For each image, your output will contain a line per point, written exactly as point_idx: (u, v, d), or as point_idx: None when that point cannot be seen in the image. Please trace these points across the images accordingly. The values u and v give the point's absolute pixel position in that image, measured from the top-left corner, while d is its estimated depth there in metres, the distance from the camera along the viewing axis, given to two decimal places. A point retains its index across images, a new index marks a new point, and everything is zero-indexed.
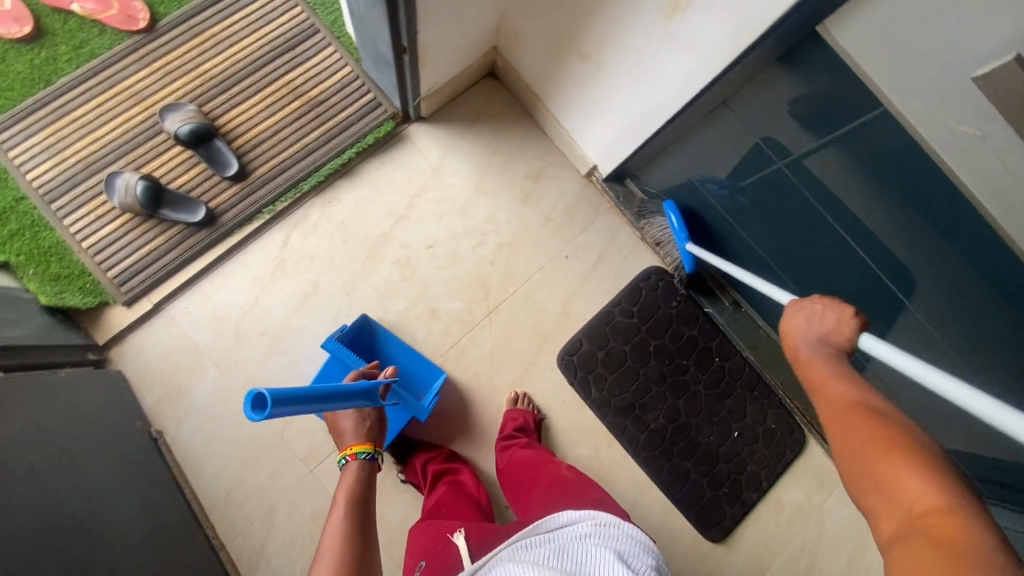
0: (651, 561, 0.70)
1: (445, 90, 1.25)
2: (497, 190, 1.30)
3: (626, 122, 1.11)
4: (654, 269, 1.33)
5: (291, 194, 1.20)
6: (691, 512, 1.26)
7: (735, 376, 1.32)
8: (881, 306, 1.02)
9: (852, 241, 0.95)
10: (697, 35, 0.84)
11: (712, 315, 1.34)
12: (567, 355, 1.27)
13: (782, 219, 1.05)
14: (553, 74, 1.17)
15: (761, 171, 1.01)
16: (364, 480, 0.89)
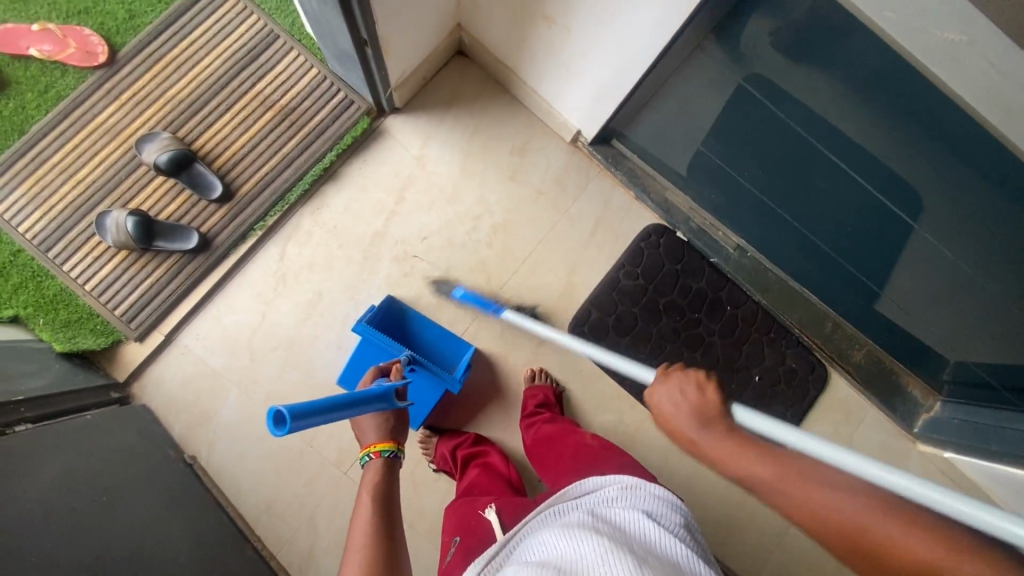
0: (682, 521, 0.66)
1: (415, 76, 1.23)
2: (484, 171, 1.28)
3: (603, 82, 1.08)
4: (655, 226, 1.32)
5: (278, 206, 1.20)
6: None
7: (749, 322, 1.31)
8: (889, 232, 1.00)
9: (851, 170, 0.94)
10: None
11: (718, 264, 1.32)
12: (578, 325, 1.27)
13: (778, 158, 1.03)
14: (521, 43, 1.13)
15: (750, 113, 0.98)
16: (390, 479, 0.80)
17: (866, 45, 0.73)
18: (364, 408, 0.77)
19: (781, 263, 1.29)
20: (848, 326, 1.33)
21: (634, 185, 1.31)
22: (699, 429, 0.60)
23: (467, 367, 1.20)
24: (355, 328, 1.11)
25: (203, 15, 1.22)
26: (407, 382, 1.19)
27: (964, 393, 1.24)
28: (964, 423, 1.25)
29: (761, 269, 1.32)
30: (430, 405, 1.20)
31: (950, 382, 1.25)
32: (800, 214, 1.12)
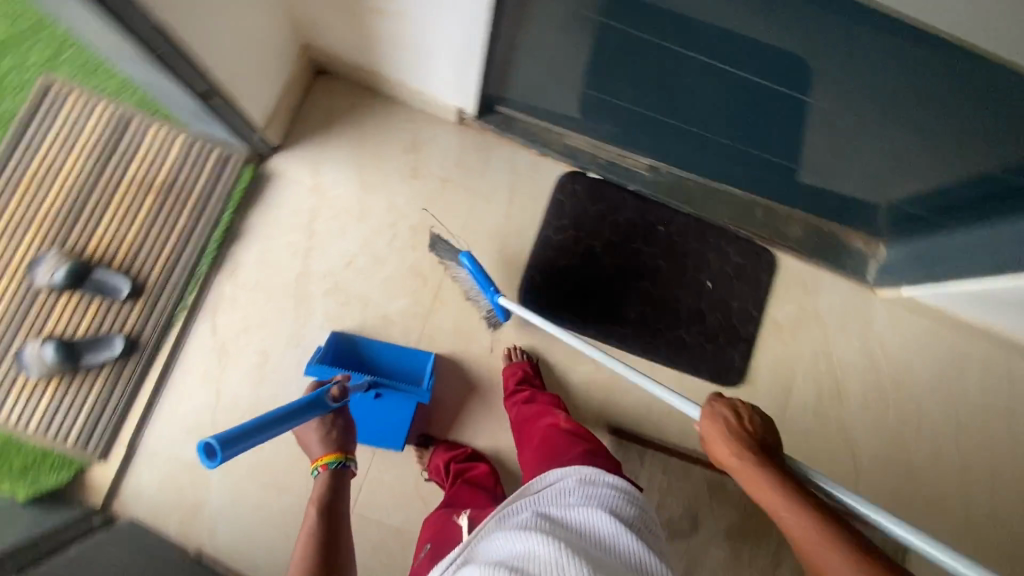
0: (630, 506, 0.79)
1: (282, 110, 1.20)
2: (384, 179, 1.26)
3: (455, 54, 1.05)
4: (569, 174, 1.32)
5: (193, 283, 1.17)
6: (702, 369, 1.30)
7: (685, 234, 1.33)
8: (780, 108, 1.00)
9: (720, 63, 0.94)
10: None
11: (637, 191, 1.33)
12: (526, 294, 1.27)
13: (654, 73, 1.03)
14: (369, 42, 1.11)
15: (610, 37, 0.98)
16: (338, 488, 0.89)
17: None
18: (302, 417, 0.82)
19: (695, 169, 1.30)
20: (777, 206, 1.36)
21: (534, 142, 1.30)
22: (721, 442, 0.78)
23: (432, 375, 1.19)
24: (307, 369, 1.08)
25: (48, 121, 1.17)
26: (378, 405, 1.18)
27: (902, 229, 1.28)
28: (909, 256, 1.30)
29: (680, 181, 1.34)
30: (409, 420, 1.19)
31: (886, 225, 1.29)
32: (692, 117, 1.12)
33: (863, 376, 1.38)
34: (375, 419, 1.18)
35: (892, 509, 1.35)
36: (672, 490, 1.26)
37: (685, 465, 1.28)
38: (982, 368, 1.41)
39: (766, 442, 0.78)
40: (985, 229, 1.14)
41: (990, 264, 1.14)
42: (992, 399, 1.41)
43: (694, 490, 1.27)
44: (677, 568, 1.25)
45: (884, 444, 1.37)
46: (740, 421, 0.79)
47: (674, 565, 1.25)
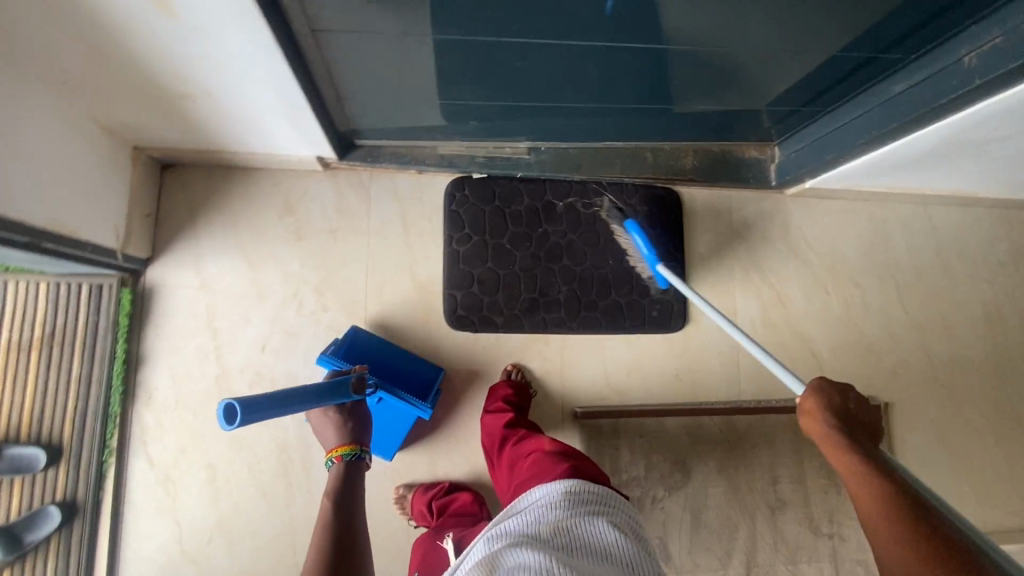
0: (616, 515, 0.84)
1: (138, 220, 1.13)
2: (271, 252, 1.21)
3: (283, 113, 0.98)
4: (455, 182, 1.29)
5: (112, 424, 1.11)
6: (645, 325, 1.31)
7: (585, 202, 1.32)
8: (626, 60, 0.94)
9: (548, 42, 0.86)
10: (208, 19, 0.71)
11: (526, 177, 1.31)
12: (452, 314, 1.25)
13: (489, 72, 0.95)
14: (192, 127, 1.03)
15: (427, 55, 0.89)
16: (350, 480, 0.94)
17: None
18: (326, 402, 0.89)
19: (574, 138, 1.27)
20: (663, 144, 1.34)
21: (408, 163, 1.25)
22: (812, 414, 0.77)
23: (436, 390, 1.19)
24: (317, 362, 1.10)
25: None
26: (380, 408, 1.17)
27: (787, 127, 1.27)
28: (799, 152, 1.30)
29: (563, 152, 1.31)
30: (403, 434, 1.19)
31: (773, 126, 1.27)
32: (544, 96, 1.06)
33: (797, 275, 1.40)
34: (381, 422, 1.18)
35: (863, 389, 1.39)
36: (654, 448, 1.28)
37: (659, 420, 1.29)
38: (902, 229, 1.44)
39: (859, 418, 0.76)
40: (854, 107, 1.13)
41: (854, 144, 1.14)
42: (920, 255, 1.45)
43: (674, 440, 1.28)
44: (683, 518, 1.26)
45: (837, 331, 1.39)
46: (841, 399, 0.77)
47: (679, 516, 1.26)
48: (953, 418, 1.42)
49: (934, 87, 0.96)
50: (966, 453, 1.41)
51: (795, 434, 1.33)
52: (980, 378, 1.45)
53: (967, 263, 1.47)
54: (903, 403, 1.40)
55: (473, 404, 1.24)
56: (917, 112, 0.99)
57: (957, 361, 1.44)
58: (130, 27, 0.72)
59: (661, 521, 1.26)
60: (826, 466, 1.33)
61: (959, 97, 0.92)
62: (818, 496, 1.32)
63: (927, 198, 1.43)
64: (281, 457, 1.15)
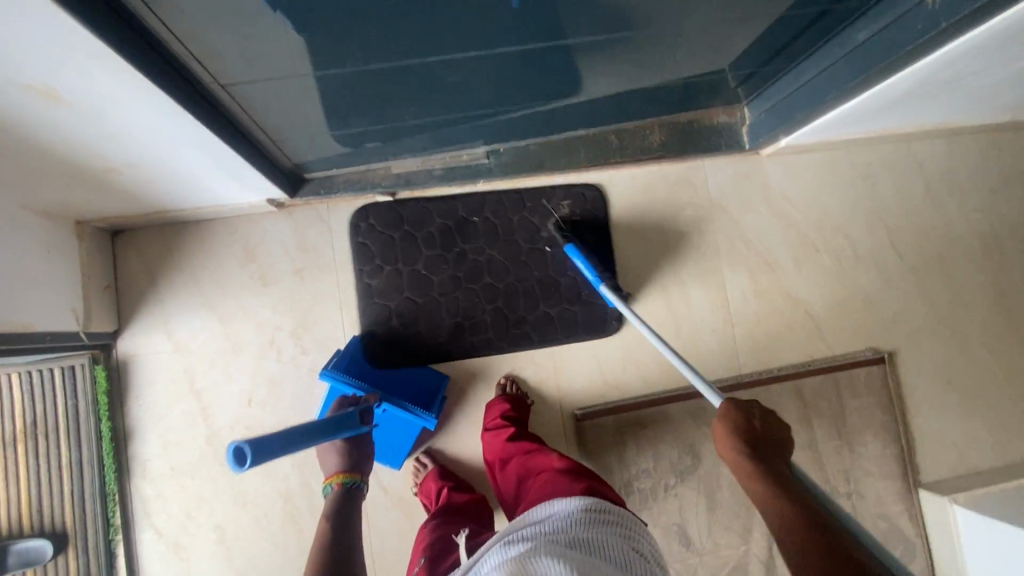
0: (632, 538, 0.80)
1: (96, 296, 1.09)
2: (239, 303, 1.17)
3: (218, 167, 0.93)
4: (360, 212, 1.21)
5: (112, 503, 1.10)
6: (579, 332, 1.25)
7: (501, 211, 1.25)
8: (570, 54, 0.88)
9: (482, 51, 0.80)
10: (103, 96, 0.65)
11: (432, 196, 1.24)
12: (372, 350, 1.18)
13: (427, 89, 0.89)
14: (128, 194, 0.98)
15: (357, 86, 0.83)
16: (348, 506, 0.92)
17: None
18: (331, 436, 0.85)
19: (531, 134, 1.21)
20: (627, 125, 1.27)
21: (362, 188, 1.20)
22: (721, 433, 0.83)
23: (439, 399, 1.18)
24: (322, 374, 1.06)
25: None
26: (384, 419, 1.16)
27: (752, 88, 1.20)
28: (768, 112, 1.23)
29: (522, 151, 1.25)
30: (409, 444, 1.18)
31: (737, 88, 1.19)
32: (490, 102, 1.00)
33: (783, 237, 1.34)
34: (386, 432, 1.17)
35: (864, 342, 1.35)
36: (661, 437, 1.25)
37: (661, 408, 1.26)
38: (886, 172, 1.38)
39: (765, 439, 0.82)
40: (818, 60, 1.06)
41: (825, 99, 1.07)
42: (908, 194, 1.39)
43: (679, 425, 1.26)
44: (698, 501, 1.25)
45: (832, 288, 1.35)
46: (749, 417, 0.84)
47: (695, 500, 1.25)
48: (961, 356, 1.38)
49: (899, 32, 0.89)
50: (977, 389, 1.38)
51: (801, 400, 1.30)
52: (984, 311, 1.40)
53: (958, 195, 1.41)
54: (908, 350, 1.36)
55: (471, 422, 1.22)
56: (886, 61, 0.92)
57: (959, 299, 1.40)
58: (23, 117, 0.67)
59: (676, 507, 1.25)
60: (836, 426, 1.31)
61: (928, 41, 0.85)
62: (831, 457, 1.30)
63: (909, 135, 1.36)
64: (286, 508, 1.14)
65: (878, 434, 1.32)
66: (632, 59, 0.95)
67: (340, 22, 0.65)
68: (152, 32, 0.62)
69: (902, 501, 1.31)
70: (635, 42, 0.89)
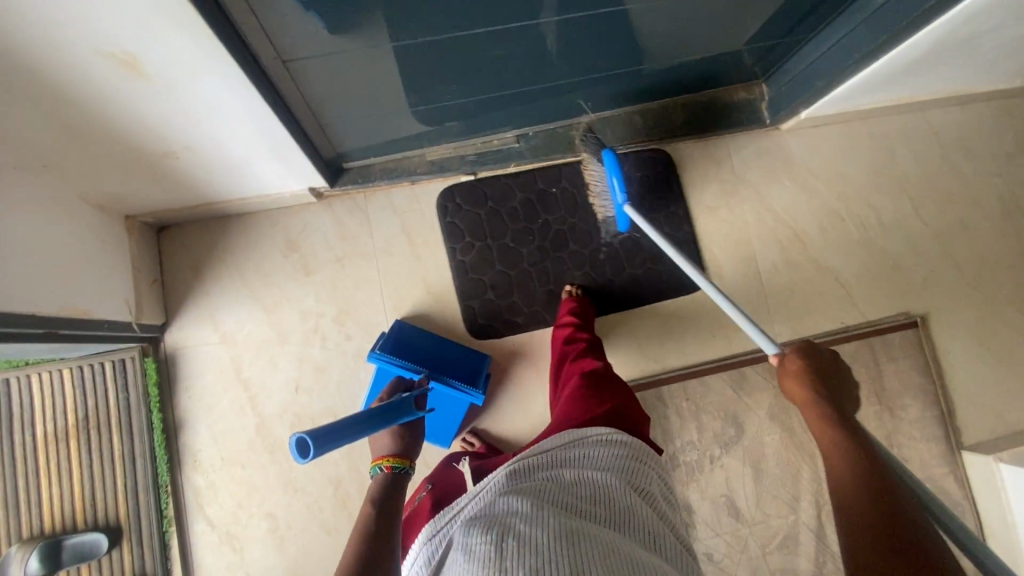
0: (643, 472, 0.78)
1: (145, 288, 1.11)
2: (282, 293, 1.19)
3: (269, 151, 0.96)
4: (450, 186, 1.26)
5: (165, 495, 1.10)
6: (668, 291, 1.28)
7: (578, 178, 1.28)
8: (606, 24, 0.91)
9: (526, 22, 0.83)
10: (179, 66, 0.68)
11: (458, 183, 1.26)
12: (472, 323, 1.23)
13: (471, 65, 0.92)
14: (182, 183, 1.01)
15: (407, 63, 0.86)
16: (395, 490, 0.88)
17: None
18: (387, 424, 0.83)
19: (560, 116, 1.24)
20: (650, 104, 1.31)
21: (399, 175, 1.23)
22: (800, 379, 0.81)
23: (485, 377, 1.19)
24: (371, 356, 1.08)
25: None
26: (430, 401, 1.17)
27: (772, 61, 1.24)
28: (788, 84, 1.27)
29: (552, 132, 1.28)
30: (457, 421, 1.20)
31: (756, 63, 1.24)
32: (527, 79, 1.03)
33: (809, 208, 1.37)
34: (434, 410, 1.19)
35: (897, 307, 1.36)
36: (702, 408, 1.26)
37: (701, 379, 1.27)
38: (905, 140, 1.41)
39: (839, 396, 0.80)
40: (838, 28, 1.10)
41: (846, 65, 1.10)
42: (927, 162, 1.42)
43: (720, 396, 1.27)
44: (744, 472, 1.25)
45: (860, 256, 1.37)
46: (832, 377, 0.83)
47: (740, 470, 1.25)
48: (992, 318, 1.39)
49: None
50: (1011, 351, 1.39)
51: None
52: (1012, 273, 1.42)
53: (976, 162, 1.44)
54: (940, 314, 1.38)
55: (513, 400, 1.23)
56: (909, 20, 0.96)
57: (987, 262, 1.41)
58: (102, 91, 0.70)
59: (722, 478, 1.25)
60: (875, 392, 1.32)
61: None
62: (872, 422, 1.31)
63: (924, 104, 1.40)
64: (336, 492, 1.14)
65: (917, 398, 1.32)
66: (662, 29, 0.98)
67: None
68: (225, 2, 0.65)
69: (946, 464, 1.31)
70: (668, 10, 0.92)
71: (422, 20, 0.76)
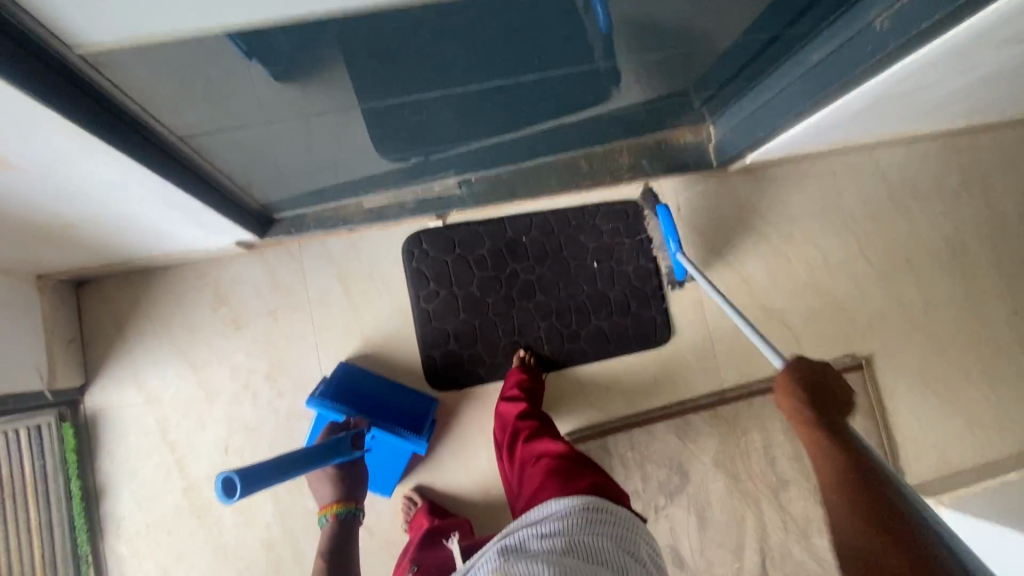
0: (631, 535, 0.79)
1: (61, 351, 1.06)
2: (211, 349, 1.15)
3: (181, 215, 0.92)
4: (415, 235, 1.23)
5: (86, 564, 1.07)
6: (631, 344, 1.28)
7: (547, 226, 1.27)
8: (534, 86, 0.88)
9: (444, 90, 0.80)
10: (53, 157, 0.64)
11: (397, 231, 1.23)
12: (435, 374, 1.20)
13: (394, 126, 0.88)
14: (91, 247, 0.96)
15: (321, 126, 0.83)
16: (343, 538, 0.93)
17: (289, 35, 0.58)
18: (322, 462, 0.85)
19: (502, 162, 1.21)
20: (597, 148, 1.29)
21: (335, 225, 1.19)
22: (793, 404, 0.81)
23: (428, 421, 1.15)
24: (309, 404, 1.05)
25: None
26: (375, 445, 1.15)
27: (717, 106, 1.22)
28: (734, 128, 1.26)
29: (494, 179, 1.26)
30: (400, 466, 1.17)
31: (701, 108, 1.22)
32: (459, 135, 1.00)
33: (756, 250, 1.36)
34: (377, 458, 1.16)
35: (842, 349, 1.37)
36: (647, 458, 1.25)
37: (646, 428, 1.26)
38: (852, 181, 1.41)
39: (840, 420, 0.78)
40: (778, 79, 1.09)
41: (785, 117, 1.09)
42: (874, 202, 1.42)
43: (666, 445, 1.26)
44: (689, 521, 1.25)
45: (806, 298, 1.37)
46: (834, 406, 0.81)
47: (685, 519, 1.25)
48: (935, 357, 1.41)
49: (852, 53, 0.92)
50: (955, 390, 1.40)
51: None
52: (955, 311, 1.43)
53: (922, 200, 1.44)
54: (884, 355, 1.38)
55: (456, 454, 1.20)
56: (841, 81, 0.94)
57: (932, 301, 1.42)
58: None
59: (668, 528, 1.24)
60: None
61: (878, 61, 0.87)
62: None
63: (871, 144, 1.40)
64: (268, 557, 1.10)
65: None
66: (593, 86, 0.96)
67: (296, 68, 0.65)
68: (100, 88, 0.61)
69: None
70: (595, 71, 0.90)
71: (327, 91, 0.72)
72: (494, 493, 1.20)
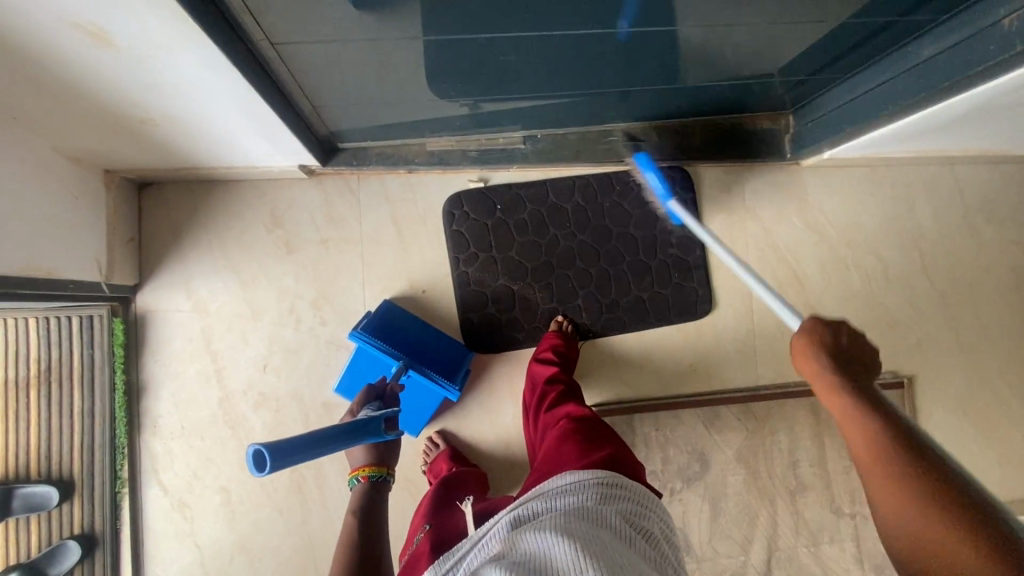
0: (650, 513, 0.72)
1: (120, 247, 1.08)
2: (261, 268, 1.16)
3: (251, 125, 0.90)
4: (457, 194, 1.21)
5: (121, 456, 1.11)
6: (670, 314, 1.26)
7: (604, 192, 1.25)
8: (630, 41, 0.85)
9: (539, 32, 0.77)
10: (149, 41, 0.63)
11: (456, 178, 1.22)
12: (472, 336, 1.20)
13: (479, 65, 0.86)
14: (161, 147, 0.96)
15: (410, 55, 0.81)
16: (372, 502, 0.84)
17: None
18: (354, 441, 0.72)
19: (569, 123, 1.19)
20: (667, 122, 1.25)
21: (395, 163, 1.19)
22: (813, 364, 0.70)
23: (461, 372, 1.16)
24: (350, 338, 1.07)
25: None
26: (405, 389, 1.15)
27: (802, 95, 1.17)
28: (817, 120, 1.21)
29: (558, 139, 1.23)
30: (431, 411, 1.17)
31: (786, 94, 1.16)
32: (537, 85, 0.97)
33: (814, 250, 1.32)
34: (408, 401, 1.17)
35: (885, 364, 1.33)
36: (671, 440, 1.25)
37: (674, 412, 1.25)
38: (927, 194, 1.35)
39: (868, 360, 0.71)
40: (879, 72, 1.03)
41: (877, 114, 1.04)
42: (945, 219, 1.36)
43: (691, 431, 1.25)
44: (702, 508, 1.25)
45: (858, 307, 1.33)
46: (863, 399, 0.64)
47: (699, 506, 1.25)
48: (979, 388, 1.36)
49: (972, 51, 0.85)
50: (993, 423, 1.36)
51: (814, 417, 1.29)
52: (1010, 345, 1.38)
53: (997, 225, 1.38)
54: (927, 377, 1.35)
55: (484, 407, 1.21)
56: (951, 81, 0.89)
57: (986, 330, 1.37)
58: (70, 55, 0.65)
59: (680, 511, 1.24)
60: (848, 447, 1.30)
61: (999, 64, 0.82)
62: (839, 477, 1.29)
63: (953, 158, 1.33)
64: (292, 475, 1.14)
65: None
66: (688, 52, 0.92)
67: None
68: None
69: None
70: (696, 35, 0.86)
71: (426, 15, 0.70)
72: (515, 451, 1.21)
